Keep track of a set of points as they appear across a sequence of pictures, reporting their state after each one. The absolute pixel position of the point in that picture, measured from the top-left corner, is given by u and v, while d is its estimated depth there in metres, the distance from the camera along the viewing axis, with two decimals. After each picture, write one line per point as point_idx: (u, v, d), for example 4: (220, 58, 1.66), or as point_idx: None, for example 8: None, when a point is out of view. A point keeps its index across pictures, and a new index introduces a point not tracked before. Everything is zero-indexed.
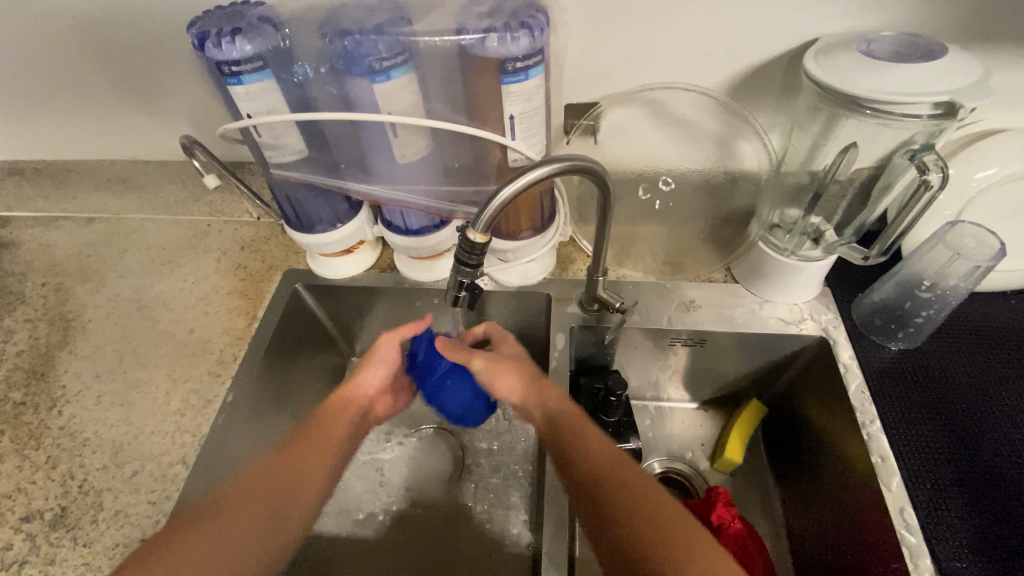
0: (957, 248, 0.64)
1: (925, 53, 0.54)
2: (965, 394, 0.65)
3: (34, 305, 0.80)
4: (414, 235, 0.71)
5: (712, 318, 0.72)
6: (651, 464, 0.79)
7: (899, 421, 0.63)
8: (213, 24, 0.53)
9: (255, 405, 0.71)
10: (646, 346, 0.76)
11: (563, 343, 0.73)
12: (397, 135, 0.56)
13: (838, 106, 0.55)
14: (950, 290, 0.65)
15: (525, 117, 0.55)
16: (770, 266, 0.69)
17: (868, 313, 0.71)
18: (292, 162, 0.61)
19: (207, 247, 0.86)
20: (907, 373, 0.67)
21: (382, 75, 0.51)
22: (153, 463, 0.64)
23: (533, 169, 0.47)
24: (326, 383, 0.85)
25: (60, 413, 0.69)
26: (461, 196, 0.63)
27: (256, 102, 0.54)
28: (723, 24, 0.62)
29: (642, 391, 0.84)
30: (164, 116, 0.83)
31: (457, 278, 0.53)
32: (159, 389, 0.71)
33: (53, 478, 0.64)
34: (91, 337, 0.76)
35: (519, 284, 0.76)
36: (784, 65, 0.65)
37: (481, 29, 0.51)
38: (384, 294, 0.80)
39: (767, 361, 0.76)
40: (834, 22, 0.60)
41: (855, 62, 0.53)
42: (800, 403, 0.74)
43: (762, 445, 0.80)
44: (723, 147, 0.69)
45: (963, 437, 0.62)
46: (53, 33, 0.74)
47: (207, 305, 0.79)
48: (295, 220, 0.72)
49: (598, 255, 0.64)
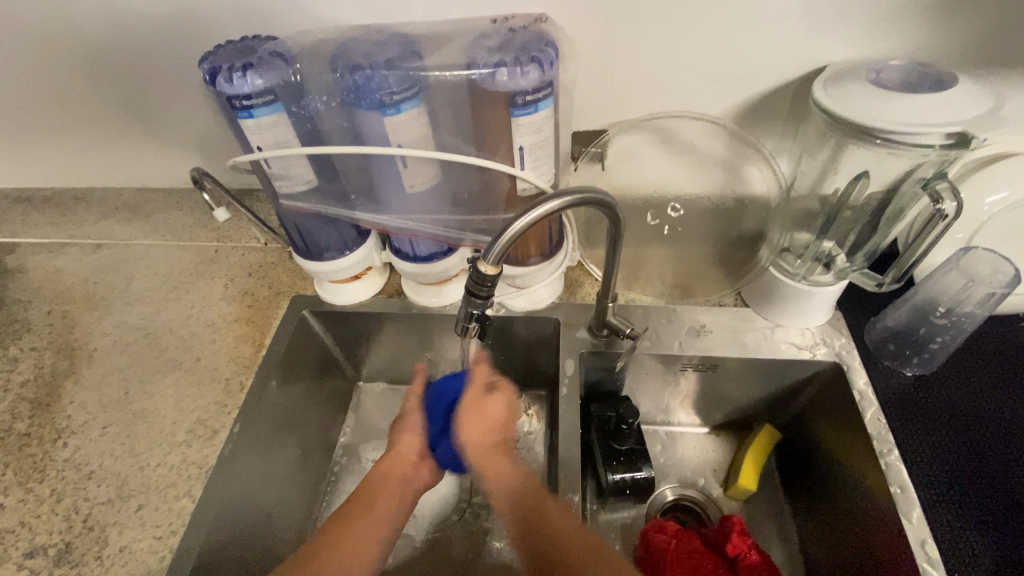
0: (971, 274, 0.64)
1: (935, 83, 0.54)
2: (984, 421, 0.64)
3: (41, 333, 0.80)
4: (423, 261, 0.70)
5: (722, 343, 0.71)
6: (662, 491, 0.78)
7: (917, 450, 0.62)
8: (224, 59, 0.53)
9: (261, 434, 0.71)
10: (656, 371, 0.75)
11: (573, 369, 0.72)
12: (407, 166, 0.56)
13: (847, 135, 0.55)
14: (965, 317, 0.64)
15: (534, 148, 0.55)
16: (781, 291, 0.69)
17: (881, 338, 0.70)
18: (302, 192, 0.61)
19: (214, 273, 0.85)
20: (923, 400, 0.66)
21: (392, 108, 0.51)
22: (158, 496, 0.64)
23: (546, 202, 0.47)
24: (332, 410, 0.84)
25: (66, 445, 0.68)
26: (470, 225, 0.63)
27: (267, 135, 0.54)
28: (730, 53, 0.62)
29: (653, 416, 0.83)
30: (174, 145, 0.83)
31: (467, 310, 0.52)
32: (164, 420, 0.70)
33: (58, 512, 0.63)
34: (97, 366, 0.76)
35: (527, 308, 0.76)
36: (791, 92, 0.65)
37: (491, 63, 0.51)
38: (392, 320, 0.80)
39: (779, 386, 0.75)
40: (841, 50, 0.61)
41: (864, 92, 0.53)
42: (814, 429, 0.73)
43: (776, 470, 0.78)
44: (731, 172, 0.69)
45: (983, 467, 0.61)
46: (65, 66, 0.75)
47: (214, 332, 0.79)
48: (303, 247, 0.72)
49: (609, 282, 0.64)
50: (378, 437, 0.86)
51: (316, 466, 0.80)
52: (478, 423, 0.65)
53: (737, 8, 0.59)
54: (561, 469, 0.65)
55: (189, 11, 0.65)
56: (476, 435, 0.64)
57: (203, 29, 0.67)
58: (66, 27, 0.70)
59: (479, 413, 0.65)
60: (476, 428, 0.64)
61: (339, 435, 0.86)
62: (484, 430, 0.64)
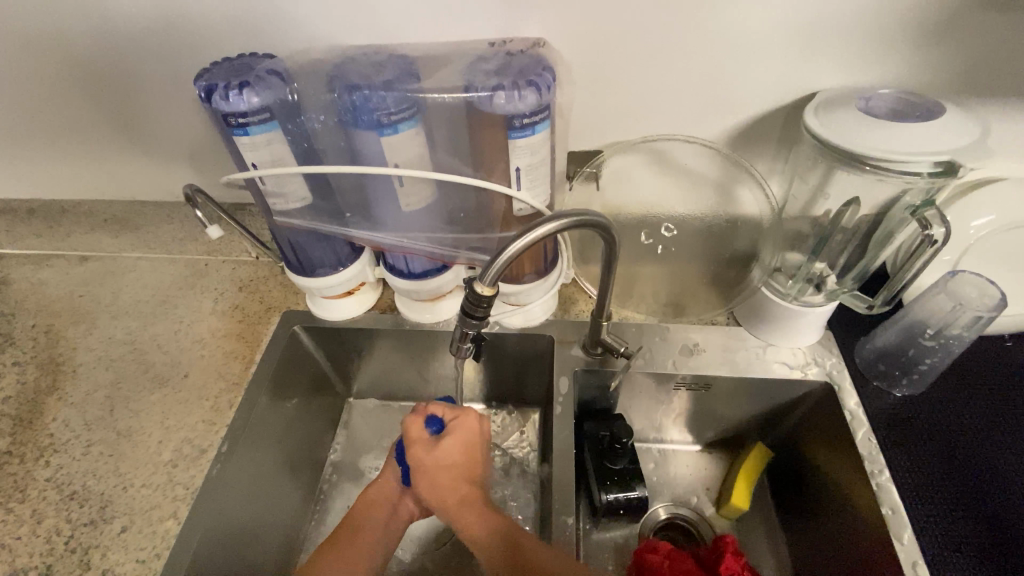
0: (959, 298, 0.65)
1: (923, 112, 0.56)
2: (972, 441, 0.65)
3: (24, 348, 0.78)
4: (417, 278, 0.70)
5: (715, 362, 0.72)
6: (655, 509, 0.77)
7: (908, 470, 0.63)
8: (220, 76, 0.53)
9: (250, 453, 0.70)
10: (650, 389, 0.75)
11: (567, 387, 0.72)
12: (403, 185, 0.56)
13: (838, 160, 0.56)
14: (954, 339, 0.65)
15: (531, 170, 0.55)
16: (773, 311, 0.69)
17: (871, 358, 0.70)
18: (296, 210, 0.60)
19: (204, 287, 0.84)
20: (913, 420, 0.66)
21: (390, 128, 0.51)
22: (143, 518, 0.62)
23: (542, 224, 0.47)
24: (322, 426, 0.83)
25: (47, 464, 0.67)
26: (465, 243, 0.63)
27: (262, 152, 0.54)
28: (723, 78, 0.63)
29: (645, 433, 0.83)
30: (166, 159, 0.83)
31: (463, 330, 0.52)
32: (150, 438, 0.69)
33: (38, 534, 0.61)
34: (82, 383, 0.74)
35: (521, 325, 0.76)
36: (783, 116, 0.67)
37: (489, 86, 0.52)
38: (385, 336, 0.79)
39: (770, 405, 0.75)
40: (831, 77, 0.62)
41: (854, 119, 0.54)
42: (805, 448, 0.74)
43: (768, 489, 0.78)
44: (723, 193, 0.70)
45: (971, 487, 0.61)
46: (56, 80, 0.74)
47: (203, 348, 0.77)
48: (296, 264, 0.71)
49: (603, 301, 0.64)
50: (369, 454, 0.85)
51: (305, 484, 0.79)
52: (433, 484, 0.63)
53: (730, 36, 0.60)
54: (555, 490, 0.65)
55: (185, 28, 0.65)
56: (437, 486, 0.63)
57: (199, 46, 0.67)
58: (59, 41, 0.69)
59: (429, 474, 0.64)
60: (430, 490, 0.63)
61: (329, 452, 0.84)
62: (440, 489, 0.63)
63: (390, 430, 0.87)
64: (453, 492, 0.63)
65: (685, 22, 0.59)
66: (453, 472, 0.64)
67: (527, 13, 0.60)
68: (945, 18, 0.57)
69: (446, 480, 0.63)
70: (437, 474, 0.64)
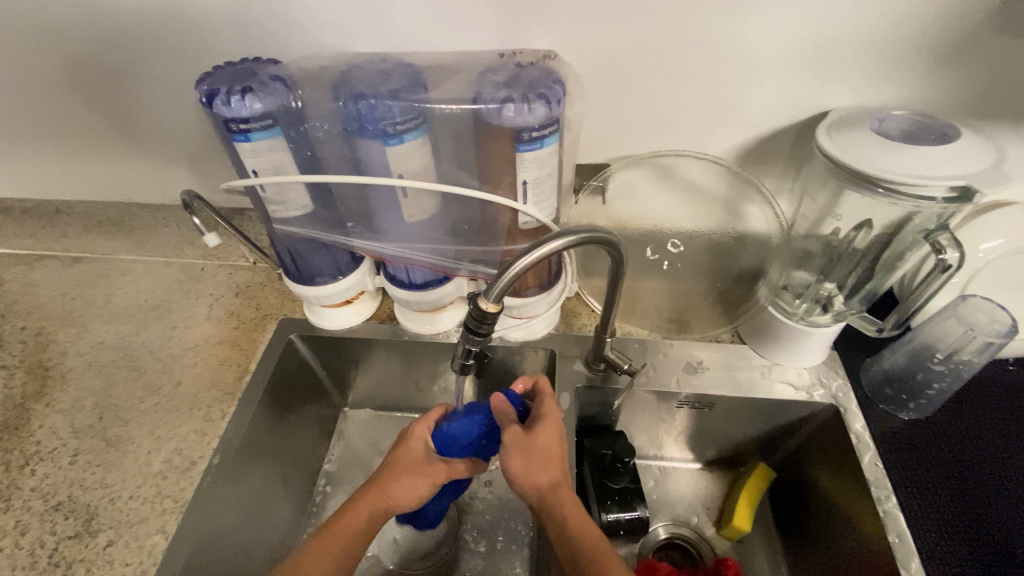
0: (969, 323, 0.64)
1: (938, 135, 0.55)
2: (976, 464, 0.64)
3: (12, 351, 0.76)
4: (417, 289, 0.68)
5: (719, 382, 0.70)
6: (655, 528, 0.76)
7: (914, 497, 0.61)
8: (223, 82, 0.52)
9: (241, 465, 0.68)
10: (652, 406, 0.74)
11: (568, 403, 0.70)
12: (407, 196, 0.55)
13: (850, 182, 0.56)
14: (963, 364, 0.64)
15: (537, 184, 0.54)
16: (779, 331, 0.68)
17: (877, 381, 0.69)
18: (296, 217, 0.59)
19: (199, 292, 0.83)
20: (921, 445, 0.65)
21: (395, 138, 0.50)
22: (130, 532, 0.60)
23: (550, 241, 0.46)
24: (316, 437, 0.81)
25: (33, 473, 0.65)
26: (468, 255, 0.62)
27: (263, 159, 0.52)
28: (734, 94, 0.63)
29: (645, 450, 0.81)
30: (165, 162, 0.81)
31: (466, 346, 0.50)
32: (140, 448, 0.67)
33: (21, 546, 0.59)
34: (71, 389, 0.72)
35: (522, 339, 0.74)
36: (795, 133, 0.66)
37: (498, 99, 0.51)
38: (382, 346, 0.78)
39: (774, 425, 0.74)
40: (842, 96, 0.62)
41: (869, 140, 0.54)
42: (809, 470, 0.72)
43: (770, 509, 0.77)
44: (731, 210, 0.69)
45: (982, 517, 0.60)
46: (56, 80, 0.73)
47: (196, 356, 0.76)
48: (294, 272, 0.70)
49: (608, 317, 0.62)
50: (363, 465, 0.83)
51: (297, 497, 0.77)
52: (527, 463, 0.55)
53: (743, 53, 0.59)
54: None
55: (189, 30, 0.64)
56: (523, 459, 0.55)
57: (203, 49, 0.66)
58: (58, 40, 0.68)
59: (528, 451, 0.56)
60: (527, 471, 0.55)
61: (322, 463, 0.82)
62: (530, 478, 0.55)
63: (385, 442, 0.85)
64: (542, 478, 0.55)
65: (699, 39, 0.59)
66: (546, 458, 0.56)
67: (538, 25, 0.59)
68: (961, 40, 0.56)
69: (540, 470, 0.55)
70: (540, 458, 0.56)
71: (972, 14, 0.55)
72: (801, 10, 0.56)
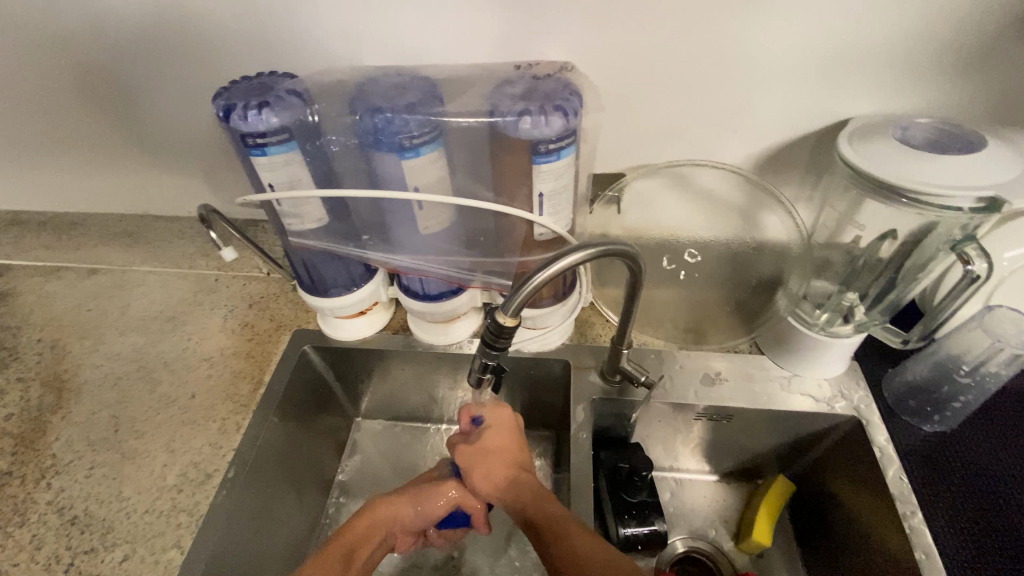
0: (997, 334, 0.63)
1: (963, 144, 0.54)
2: (999, 474, 0.63)
3: (30, 363, 0.77)
4: (431, 300, 0.68)
5: (737, 393, 0.69)
6: (672, 542, 0.74)
7: (940, 512, 0.60)
8: (239, 97, 0.52)
9: (257, 478, 0.68)
10: (670, 418, 0.72)
11: (583, 416, 0.70)
12: (422, 209, 0.55)
13: (871, 191, 0.55)
14: (990, 375, 0.64)
15: (554, 196, 0.54)
16: (799, 342, 0.67)
17: (900, 393, 0.68)
18: (311, 230, 0.59)
19: (213, 304, 0.83)
20: (947, 458, 0.64)
21: (411, 151, 0.50)
22: (145, 547, 0.60)
23: (568, 254, 0.45)
24: (329, 449, 0.81)
25: (49, 486, 0.65)
26: (483, 266, 0.61)
27: (279, 173, 0.52)
28: (751, 102, 0.62)
29: (661, 462, 0.80)
30: (182, 175, 0.82)
31: (483, 361, 0.50)
32: (155, 461, 0.67)
33: (38, 561, 0.59)
34: (87, 401, 0.73)
35: (536, 350, 0.73)
36: (813, 142, 0.65)
37: (515, 111, 0.50)
38: (395, 357, 0.77)
39: (794, 437, 0.72)
40: (862, 104, 0.61)
41: (891, 149, 0.53)
42: (830, 482, 0.71)
43: (789, 522, 0.75)
44: (748, 219, 0.68)
45: (1011, 532, 0.59)
46: (75, 96, 0.73)
47: (211, 367, 0.76)
48: (309, 283, 0.70)
49: (626, 328, 0.61)
50: (375, 476, 0.82)
51: (311, 509, 0.77)
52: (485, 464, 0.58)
53: (760, 62, 0.59)
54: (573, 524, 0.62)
55: (205, 45, 0.65)
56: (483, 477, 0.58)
57: (218, 64, 0.66)
58: (77, 55, 0.69)
59: (476, 460, 0.59)
60: (484, 473, 0.58)
61: (335, 475, 0.82)
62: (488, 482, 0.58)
63: (398, 453, 0.84)
64: (503, 475, 0.57)
65: (715, 49, 0.58)
66: (495, 460, 0.58)
67: (553, 37, 0.59)
68: (985, 47, 0.56)
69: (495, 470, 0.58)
70: (482, 460, 0.58)
71: (996, 21, 0.54)
72: (820, 18, 0.55)
